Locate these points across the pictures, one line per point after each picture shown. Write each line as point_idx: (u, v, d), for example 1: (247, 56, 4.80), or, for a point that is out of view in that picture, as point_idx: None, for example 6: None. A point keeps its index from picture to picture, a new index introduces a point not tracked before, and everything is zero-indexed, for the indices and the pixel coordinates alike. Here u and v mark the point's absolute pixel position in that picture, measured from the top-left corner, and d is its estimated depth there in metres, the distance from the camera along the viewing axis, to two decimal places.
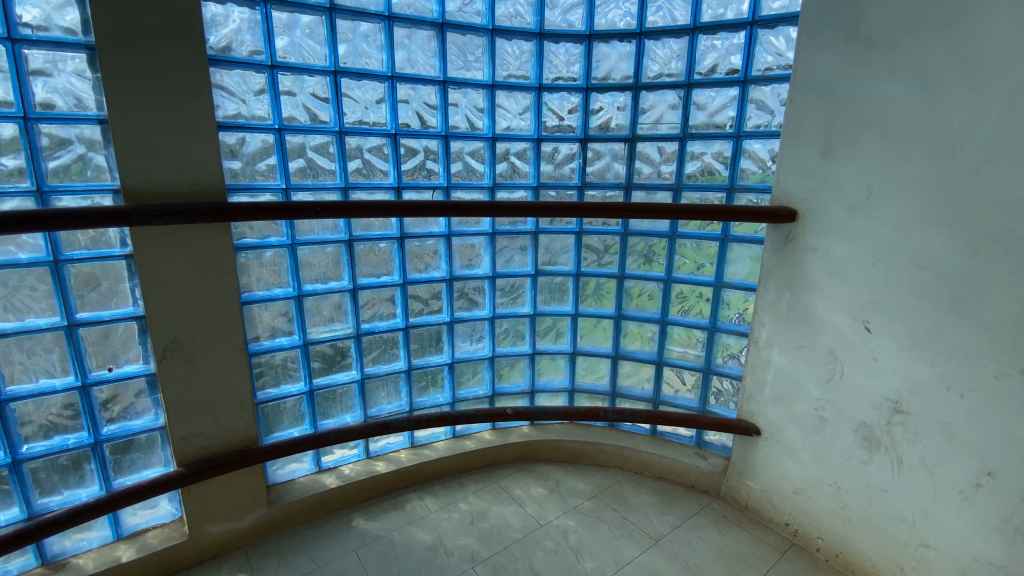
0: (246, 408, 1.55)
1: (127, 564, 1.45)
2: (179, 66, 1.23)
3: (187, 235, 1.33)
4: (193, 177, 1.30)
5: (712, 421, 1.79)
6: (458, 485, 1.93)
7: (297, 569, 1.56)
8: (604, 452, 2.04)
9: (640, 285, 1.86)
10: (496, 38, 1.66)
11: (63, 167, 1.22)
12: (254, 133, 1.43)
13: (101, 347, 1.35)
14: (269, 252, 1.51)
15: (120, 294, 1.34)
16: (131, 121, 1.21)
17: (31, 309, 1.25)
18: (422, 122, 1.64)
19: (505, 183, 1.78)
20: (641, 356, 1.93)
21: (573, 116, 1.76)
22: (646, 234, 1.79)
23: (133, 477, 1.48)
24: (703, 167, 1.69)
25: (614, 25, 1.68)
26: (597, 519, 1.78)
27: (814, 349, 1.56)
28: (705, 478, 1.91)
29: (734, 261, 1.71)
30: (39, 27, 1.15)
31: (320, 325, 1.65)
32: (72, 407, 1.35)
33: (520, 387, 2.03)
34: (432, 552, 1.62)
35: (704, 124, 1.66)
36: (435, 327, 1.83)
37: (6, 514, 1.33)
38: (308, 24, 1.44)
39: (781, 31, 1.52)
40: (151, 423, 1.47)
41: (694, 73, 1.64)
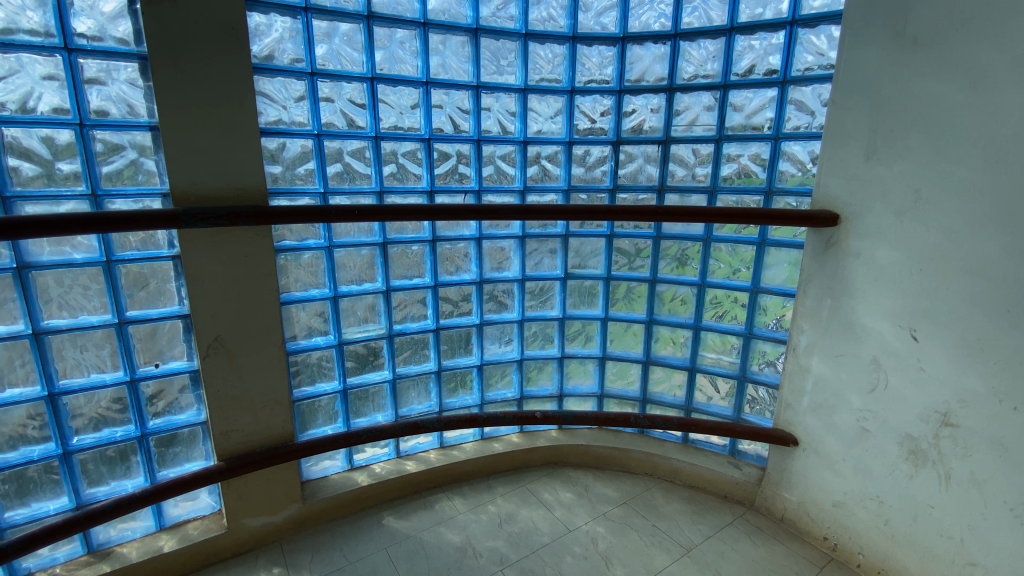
0: (283, 405, 1.59)
1: (168, 554, 1.50)
2: (225, 74, 1.28)
3: (231, 237, 1.38)
4: (237, 181, 1.35)
5: (748, 430, 1.75)
6: (487, 487, 1.93)
7: (330, 565, 1.59)
8: (633, 458, 2.02)
9: (673, 289, 1.83)
10: (529, 42, 1.67)
11: (116, 172, 1.29)
12: (294, 139, 1.47)
13: (148, 344, 1.41)
14: (307, 253, 1.55)
15: (167, 294, 1.40)
16: (179, 128, 1.26)
17: (84, 307, 1.32)
18: (455, 127, 1.66)
19: (536, 187, 1.78)
20: (673, 362, 1.90)
21: (605, 119, 1.75)
22: (680, 237, 1.76)
23: (176, 469, 1.54)
24: (739, 169, 1.66)
25: (648, 27, 1.67)
26: (626, 526, 1.75)
27: (856, 358, 1.50)
28: (740, 489, 1.87)
29: (771, 266, 1.67)
30: (94, 38, 1.21)
31: (354, 325, 1.68)
32: (120, 402, 1.41)
33: (548, 390, 2.03)
34: (461, 553, 1.63)
35: (741, 126, 1.63)
36: (465, 329, 1.84)
37: (57, 502, 1.39)
38: (346, 31, 1.48)
39: (823, 30, 1.48)
40: (194, 418, 1.53)
41: (730, 74, 1.61)
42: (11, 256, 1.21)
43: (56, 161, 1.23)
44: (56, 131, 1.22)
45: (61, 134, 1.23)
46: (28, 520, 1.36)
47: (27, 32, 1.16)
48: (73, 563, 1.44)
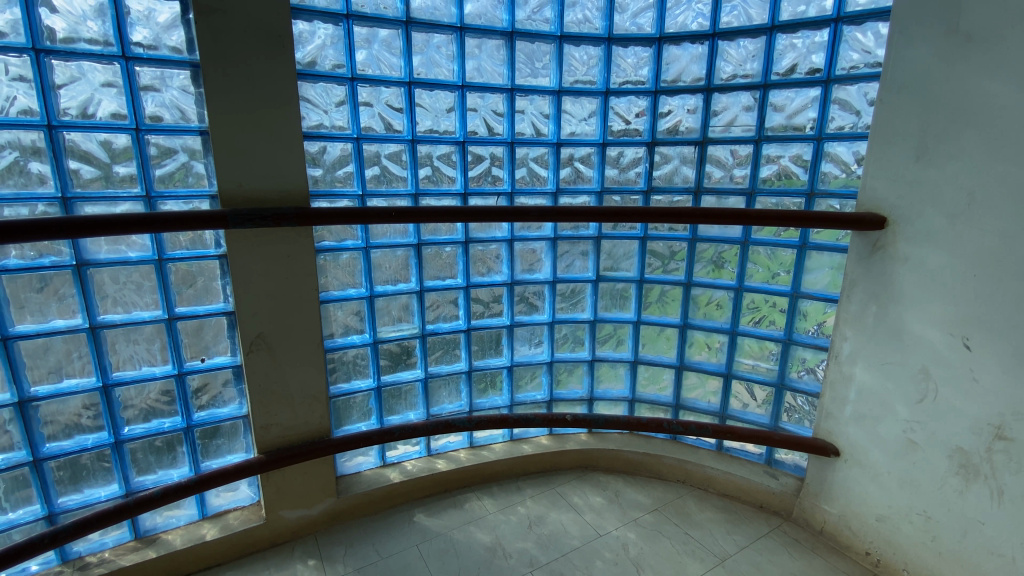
0: (320, 401, 1.63)
1: (209, 542, 1.56)
2: (271, 80, 1.33)
3: (274, 237, 1.43)
4: (280, 184, 1.40)
5: (786, 439, 1.70)
6: (516, 489, 1.93)
7: (363, 559, 1.62)
8: (665, 464, 1.98)
9: (708, 293, 1.79)
10: (564, 44, 1.67)
11: (168, 174, 1.35)
12: (334, 142, 1.51)
13: (195, 339, 1.47)
14: (345, 254, 1.59)
15: (213, 292, 1.45)
16: (227, 132, 1.31)
17: (136, 303, 1.38)
18: (489, 129, 1.67)
19: (569, 188, 1.77)
20: (708, 367, 1.86)
21: (640, 120, 1.73)
22: (716, 240, 1.73)
23: (218, 461, 1.60)
24: (780, 171, 1.62)
25: (685, 27, 1.65)
26: (658, 533, 1.73)
27: (903, 367, 1.45)
28: (777, 499, 1.81)
29: (813, 270, 1.62)
30: (150, 46, 1.27)
31: (388, 325, 1.71)
32: (168, 394, 1.48)
33: (578, 394, 2.01)
34: (490, 553, 1.63)
35: (782, 126, 1.59)
36: (495, 330, 1.85)
37: (107, 489, 1.46)
38: (385, 37, 1.51)
39: (870, 27, 1.43)
40: (236, 411, 1.58)
41: (771, 73, 1.58)
42: (71, 254, 1.28)
43: (114, 164, 1.30)
44: (114, 135, 1.28)
45: (118, 138, 1.29)
46: (81, 505, 1.43)
47: (87, 41, 1.22)
48: (121, 548, 1.51)
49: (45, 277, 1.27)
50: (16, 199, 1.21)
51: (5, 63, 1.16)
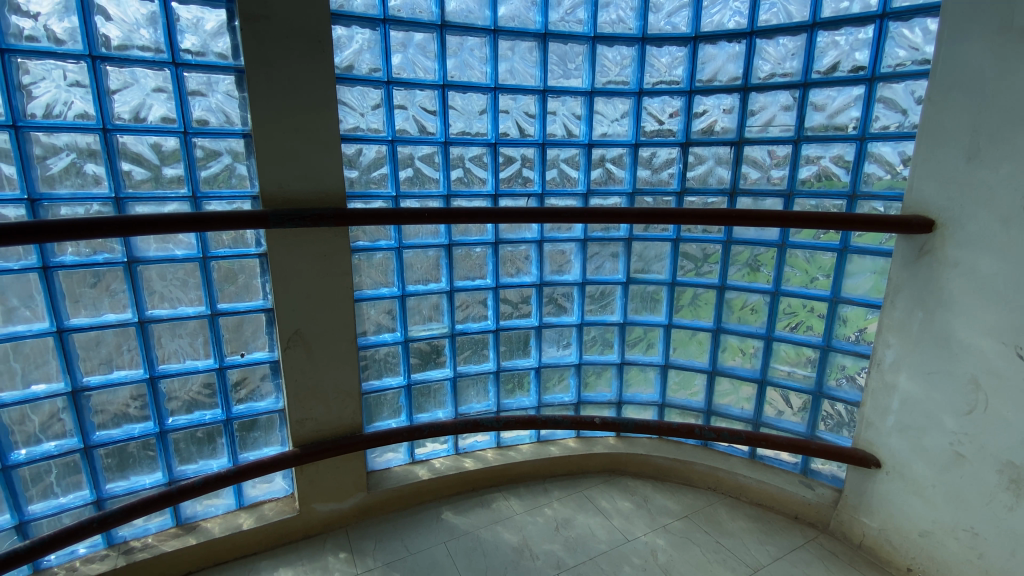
0: (353, 398, 1.66)
1: (246, 532, 1.61)
2: (311, 85, 1.37)
3: (312, 237, 1.47)
4: (319, 186, 1.43)
5: (823, 448, 1.64)
6: (543, 490, 1.93)
7: (392, 554, 1.64)
8: (696, 471, 1.95)
9: (743, 297, 1.75)
10: (597, 45, 1.66)
11: (213, 175, 1.40)
12: (370, 145, 1.54)
13: (235, 335, 1.52)
14: (378, 254, 1.62)
15: (253, 289, 1.51)
16: (270, 135, 1.36)
17: (182, 299, 1.44)
18: (521, 131, 1.68)
19: (600, 190, 1.76)
20: (741, 373, 1.82)
21: (674, 120, 1.70)
22: (752, 242, 1.69)
23: (256, 453, 1.65)
24: (820, 172, 1.57)
25: (722, 26, 1.62)
26: (688, 540, 1.70)
27: (952, 376, 1.39)
28: (813, 510, 1.76)
29: (853, 274, 1.57)
30: (198, 53, 1.33)
31: (419, 324, 1.74)
32: (209, 387, 1.53)
33: (607, 397, 1.99)
34: (518, 553, 1.64)
35: (822, 126, 1.55)
36: (524, 331, 1.85)
37: (152, 477, 1.53)
38: (420, 41, 1.54)
39: (917, 22, 1.38)
40: (273, 405, 1.63)
41: (811, 72, 1.53)
42: (123, 251, 1.35)
43: (163, 166, 1.36)
44: (163, 138, 1.34)
45: (167, 141, 1.35)
46: (127, 491, 1.50)
47: (140, 48, 1.28)
48: (163, 534, 1.57)
49: (98, 273, 1.33)
50: (73, 199, 1.28)
51: (63, 69, 1.23)
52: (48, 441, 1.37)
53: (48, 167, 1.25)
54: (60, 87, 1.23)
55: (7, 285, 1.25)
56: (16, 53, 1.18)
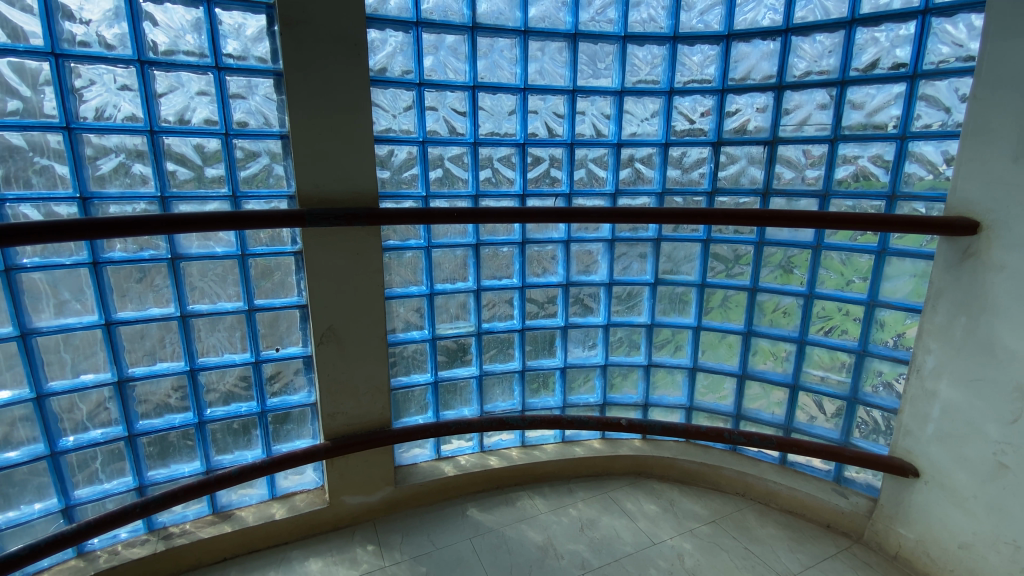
0: (382, 393, 1.70)
1: (278, 521, 1.66)
2: (346, 87, 1.40)
3: (345, 235, 1.50)
4: (352, 186, 1.47)
5: (858, 455, 1.60)
6: (568, 490, 1.93)
7: (418, 548, 1.67)
8: (724, 476, 1.92)
9: (776, 299, 1.72)
10: (628, 45, 1.65)
11: (252, 176, 1.45)
12: (401, 146, 1.56)
13: (271, 330, 1.57)
14: (408, 252, 1.65)
15: (288, 286, 1.55)
16: (307, 136, 1.39)
17: (221, 295, 1.49)
18: (550, 132, 1.69)
19: (628, 190, 1.75)
20: (773, 377, 1.79)
21: (705, 119, 1.68)
22: (785, 244, 1.66)
23: (288, 445, 1.70)
24: (857, 171, 1.53)
25: (756, 23, 1.59)
26: (715, 545, 1.68)
27: (996, 384, 1.34)
28: (846, 519, 1.71)
29: (892, 277, 1.52)
30: (239, 57, 1.38)
31: (446, 321, 1.76)
32: (245, 380, 1.58)
33: (633, 399, 1.98)
34: (543, 552, 1.64)
35: (860, 125, 1.51)
36: (549, 331, 1.86)
37: (191, 465, 1.59)
38: (451, 43, 1.56)
39: (962, 18, 1.34)
40: (306, 399, 1.67)
41: (849, 69, 1.50)
42: (167, 248, 1.40)
43: (205, 166, 1.41)
44: (206, 140, 1.39)
45: (210, 142, 1.40)
46: (166, 479, 1.56)
47: (185, 53, 1.34)
48: (200, 521, 1.63)
49: (144, 268, 1.39)
50: (122, 198, 1.34)
51: (113, 73, 1.29)
52: (95, 428, 1.44)
53: (98, 167, 1.31)
54: (110, 91, 1.29)
55: (59, 279, 1.31)
56: (70, 58, 1.24)
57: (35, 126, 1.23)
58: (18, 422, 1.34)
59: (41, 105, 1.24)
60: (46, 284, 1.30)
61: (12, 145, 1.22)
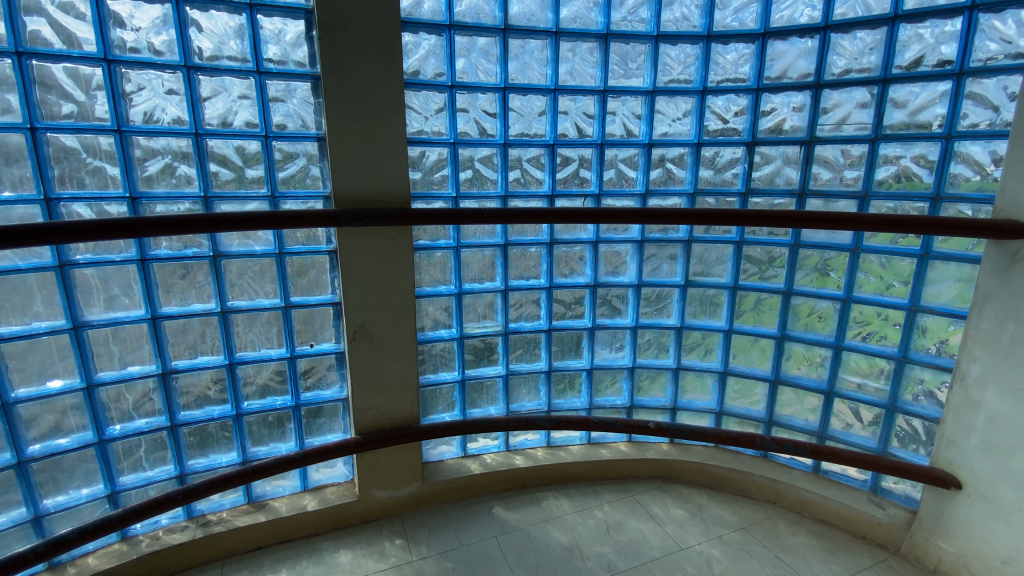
0: (412, 390, 1.72)
1: (310, 513, 1.71)
2: (380, 91, 1.43)
3: (378, 235, 1.53)
4: (386, 187, 1.50)
5: (896, 465, 1.55)
6: (594, 492, 1.92)
7: (444, 544, 1.69)
8: (754, 483, 1.88)
9: (811, 303, 1.68)
10: (660, 44, 1.63)
11: (290, 177, 1.50)
12: (432, 147, 1.59)
13: (306, 326, 1.61)
14: (438, 252, 1.67)
15: (322, 284, 1.60)
16: (343, 138, 1.43)
17: (259, 292, 1.54)
18: (580, 132, 1.68)
19: (659, 190, 1.73)
20: (807, 383, 1.74)
21: (739, 119, 1.65)
22: (822, 246, 1.62)
23: (320, 438, 1.74)
24: (899, 172, 1.49)
25: (794, 21, 1.55)
26: (745, 552, 1.65)
27: None
28: (883, 531, 1.66)
29: (935, 282, 1.48)
30: (279, 62, 1.43)
31: (474, 321, 1.78)
32: (280, 374, 1.63)
33: (661, 402, 1.96)
34: (568, 553, 1.64)
35: (903, 124, 1.46)
36: (576, 331, 1.86)
37: (228, 456, 1.65)
38: (483, 45, 1.57)
39: (1010, 14, 1.30)
40: (338, 394, 1.72)
41: (892, 66, 1.45)
42: (209, 246, 1.46)
43: (246, 168, 1.46)
44: (247, 142, 1.44)
45: (250, 144, 1.45)
46: (205, 468, 1.62)
47: (228, 58, 1.39)
48: (236, 510, 1.68)
49: (187, 266, 1.45)
50: (168, 197, 1.40)
51: (161, 78, 1.34)
52: (140, 418, 1.51)
53: (147, 168, 1.37)
54: (159, 95, 1.35)
55: (110, 275, 1.38)
56: (121, 64, 1.30)
57: (88, 129, 1.30)
58: (69, 410, 1.41)
59: (94, 109, 1.30)
60: (97, 279, 1.37)
61: (67, 147, 1.29)
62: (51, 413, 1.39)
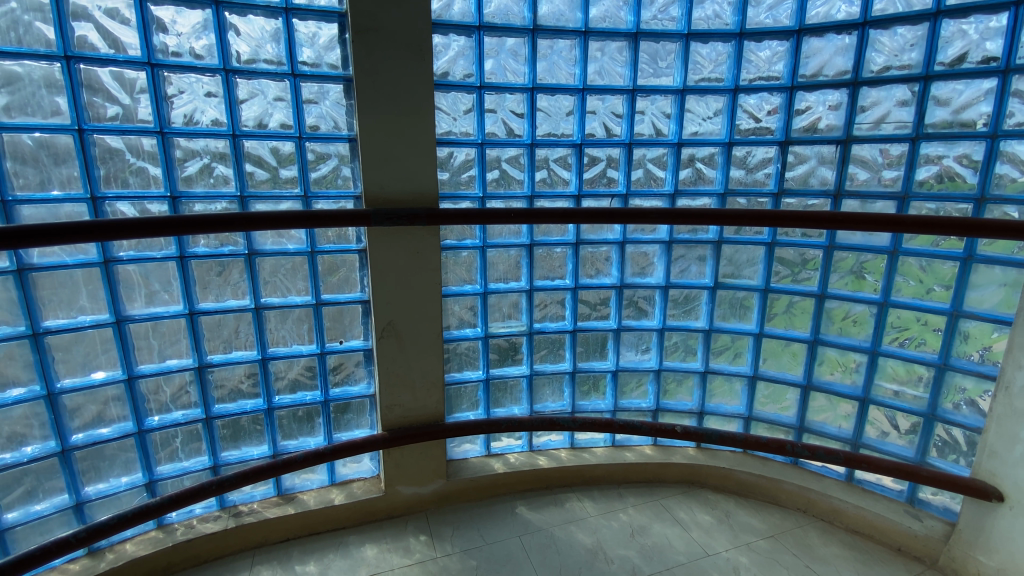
0: (438, 388, 1.74)
1: (337, 507, 1.74)
2: (411, 92, 1.45)
3: (407, 234, 1.56)
4: (415, 187, 1.52)
5: (935, 475, 1.50)
6: (618, 495, 1.91)
7: (468, 542, 1.70)
8: (783, 490, 1.84)
9: (846, 307, 1.63)
10: (691, 42, 1.61)
11: (322, 177, 1.53)
12: (460, 148, 1.60)
13: (335, 324, 1.65)
14: (464, 252, 1.69)
15: (352, 282, 1.63)
16: (374, 139, 1.45)
17: (292, 289, 1.58)
18: (607, 132, 1.67)
19: (688, 190, 1.70)
20: (840, 389, 1.70)
21: (773, 117, 1.62)
22: (859, 248, 1.57)
23: (348, 434, 1.77)
24: (941, 172, 1.44)
25: (831, 17, 1.51)
26: (774, 561, 1.61)
27: None
28: (920, 544, 1.60)
29: (978, 286, 1.43)
30: (313, 64, 1.46)
31: (498, 321, 1.79)
32: (310, 370, 1.67)
33: (687, 406, 1.93)
34: (592, 555, 1.63)
35: (945, 122, 1.42)
36: (602, 333, 1.85)
37: (259, 449, 1.69)
38: (512, 46, 1.58)
39: None
40: (365, 391, 1.75)
41: (934, 63, 1.41)
42: (244, 245, 1.50)
43: (280, 168, 1.50)
44: (281, 143, 1.48)
45: (285, 145, 1.49)
46: (238, 460, 1.67)
47: (265, 61, 1.43)
48: (267, 501, 1.73)
49: (223, 263, 1.50)
50: (207, 197, 1.45)
51: (201, 81, 1.39)
52: (177, 410, 1.56)
53: (186, 168, 1.42)
54: (199, 98, 1.40)
55: (151, 271, 1.43)
56: (164, 68, 1.35)
57: (132, 130, 1.35)
58: (110, 401, 1.47)
59: (137, 111, 1.35)
60: (139, 275, 1.42)
61: (112, 148, 1.34)
62: (94, 403, 1.45)
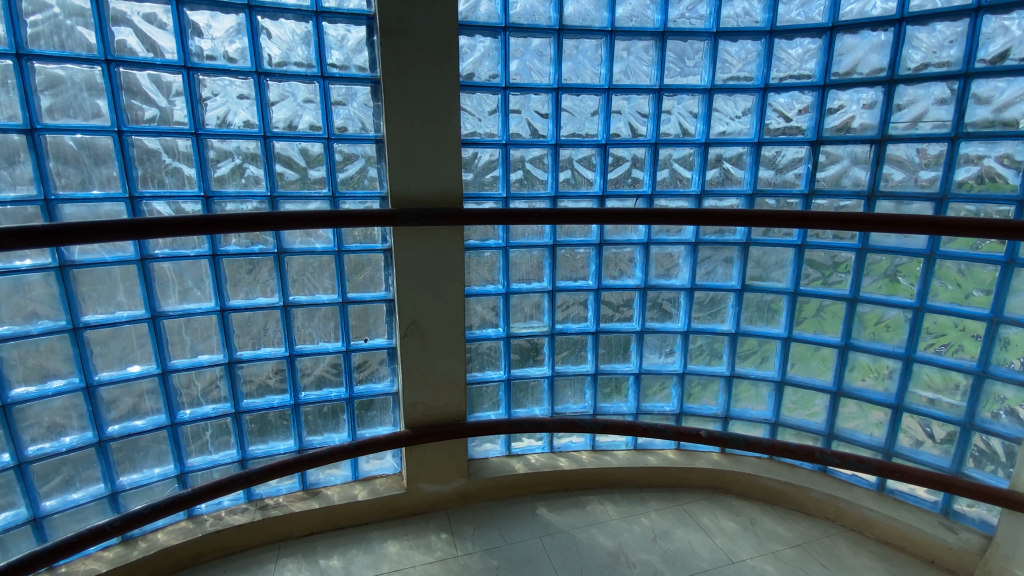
0: (460, 388, 1.75)
1: (360, 502, 1.76)
2: (437, 93, 1.46)
3: (432, 234, 1.57)
4: (440, 187, 1.53)
5: (973, 487, 1.44)
6: (640, 499, 1.89)
7: (489, 541, 1.70)
8: (811, 498, 1.79)
9: (879, 311, 1.59)
10: (719, 41, 1.59)
11: (349, 177, 1.56)
12: (485, 148, 1.61)
13: (361, 322, 1.67)
14: (487, 252, 1.69)
15: (377, 281, 1.65)
16: (401, 139, 1.47)
17: (319, 287, 1.61)
18: (633, 131, 1.66)
19: (715, 191, 1.68)
20: (872, 396, 1.65)
21: (803, 117, 1.59)
22: (893, 251, 1.53)
23: (371, 431, 1.80)
24: (981, 173, 1.40)
25: (867, 13, 1.47)
26: (801, 570, 1.58)
27: None
28: (955, 557, 1.55)
29: (1020, 291, 1.38)
30: (342, 67, 1.49)
31: (521, 321, 1.79)
32: (336, 367, 1.70)
33: (711, 410, 1.90)
34: (614, 559, 1.62)
35: (986, 121, 1.38)
36: (625, 335, 1.83)
37: (286, 444, 1.73)
38: (537, 46, 1.58)
39: None
40: (389, 388, 1.77)
41: (974, 60, 1.36)
42: (274, 243, 1.54)
43: (309, 168, 1.53)
44: (310, 144, 1.51)
45: (313, 146, 1.52)
46: (265, 454, 1.71)
47: (295, 64, 1.46)
48: (292, 496, 1.76)
49: (253, 261, 1.53)
50: (238, 196, 1.49)
51: (234, 84, 1.43)
52: (208, 403, 1.61)
53: (219, 168, 1.46)
54: (232, 100, 1.43)
55: (184, 268, 1.47)
56: (198, 71, 1.39)
57: (168, 131, 1.39)
58: (145, 393, 1.52)
59: (173, 113, 1.39)
60: (173, 272, 1.47)
61: (150, 149, 1.39)
62: (130, 396, 1.50)
